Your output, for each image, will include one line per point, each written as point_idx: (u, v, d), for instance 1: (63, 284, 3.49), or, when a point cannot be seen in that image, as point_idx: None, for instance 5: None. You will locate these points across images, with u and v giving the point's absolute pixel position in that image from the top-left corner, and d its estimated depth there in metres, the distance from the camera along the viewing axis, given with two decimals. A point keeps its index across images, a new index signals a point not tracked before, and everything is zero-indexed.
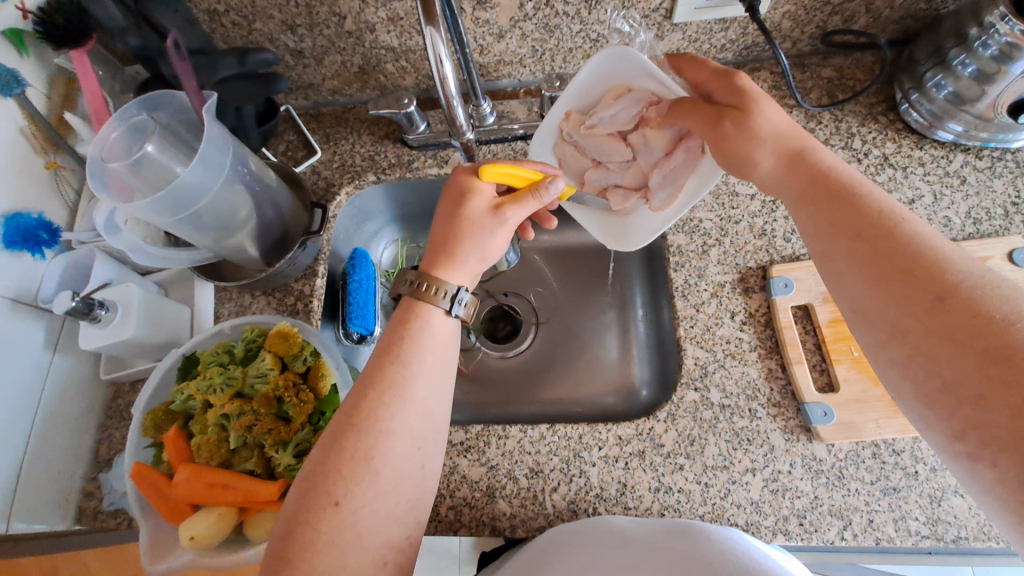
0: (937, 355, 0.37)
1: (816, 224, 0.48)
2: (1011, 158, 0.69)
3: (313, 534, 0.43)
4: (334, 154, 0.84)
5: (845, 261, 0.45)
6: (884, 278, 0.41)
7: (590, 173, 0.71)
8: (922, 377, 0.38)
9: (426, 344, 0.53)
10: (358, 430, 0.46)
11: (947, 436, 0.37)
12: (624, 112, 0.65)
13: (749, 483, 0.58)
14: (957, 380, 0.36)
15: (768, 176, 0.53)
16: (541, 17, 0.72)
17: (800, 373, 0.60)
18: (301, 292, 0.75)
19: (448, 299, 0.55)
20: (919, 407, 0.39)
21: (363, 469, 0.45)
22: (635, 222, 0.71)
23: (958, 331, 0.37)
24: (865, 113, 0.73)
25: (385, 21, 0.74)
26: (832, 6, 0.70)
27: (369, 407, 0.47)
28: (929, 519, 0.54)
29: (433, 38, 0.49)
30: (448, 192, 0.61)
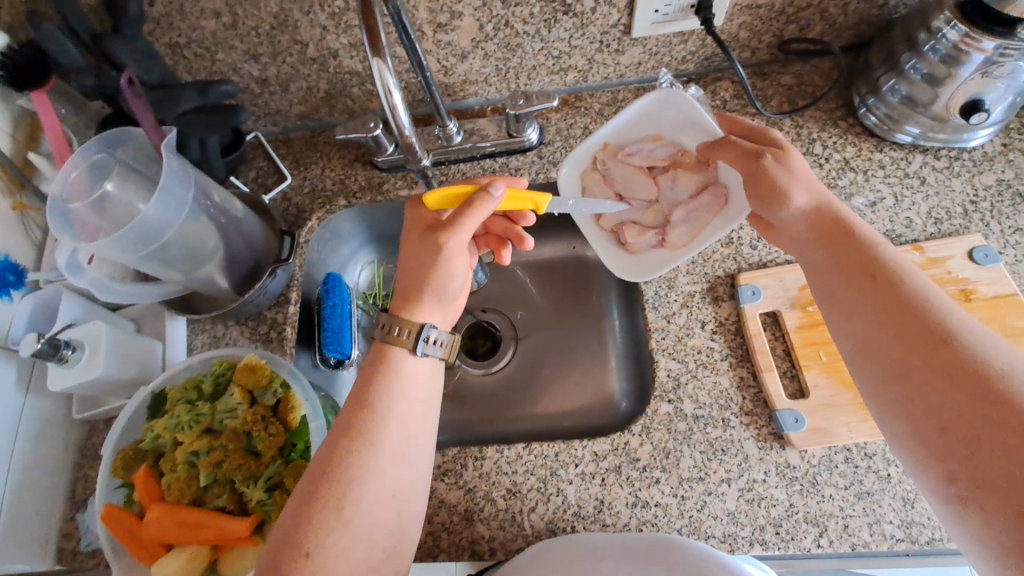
0: (938, 399, 0.40)
1: (833, 265, 0.50)
2: (968, 157, 0.69)
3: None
4: (305, 179, 0.84)
5: (858, 304, 0.47)
6: (893, 324, 0.44)
7: (612, 204, 0.70)
8: (922, 417, 0.40)
9: (396, 389, 0.53)
10: (330, 480, 0.47)
11: (940, 478, 0.39)
12: (660, 153, 0.70)
13: (725, 494, 0.58)
14: (952, 422, 0.39)
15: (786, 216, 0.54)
16: (501, 37, 0.73)
17: (771, 380, 0.60)
18: (275, 320, 0.75)
19: (415, 338, 0.55)
20: (916, 448, 0.41)
21: (333, 518, 0.45)
22: (647, 258, 0.68)
23: (958, 374, 0.39)
24: (825, 118, 0.74)
25: (347, 47, 0.74)
26: (787, 15, 0.71)
27: (340, 456, 0.48)
28: (903, 522, 0.55)
29: (380, 69, 0.48)
30: (404, 232, 0.61)
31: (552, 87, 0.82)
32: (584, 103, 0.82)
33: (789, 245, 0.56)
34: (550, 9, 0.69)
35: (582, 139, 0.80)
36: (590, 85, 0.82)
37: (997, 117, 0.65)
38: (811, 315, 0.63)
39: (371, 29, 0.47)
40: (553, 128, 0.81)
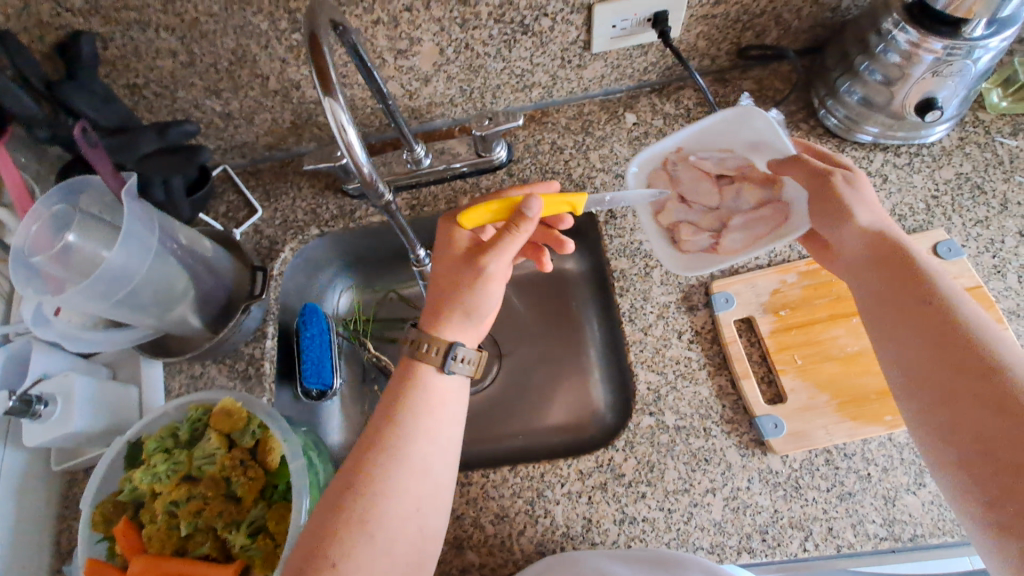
0: (985, 428, 0.41)
1: (886, 291, 0.51)
2: (928, 152, 0.70)
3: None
4: (275, 210, 0.84)
5: (912, 332, 0.48)
6: (947, 354, 0.45)
7: (670, 203, 0.69)
8: (966, 443, 0.42)
9: (422, 406, 0.54)
10: (355, 494, 0.48)
11: (980, 503, 0.41)
12: (731, 162, 0.69)
13: (711, 504, 0.58)
14: (995, 450, 0.41)
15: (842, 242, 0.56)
16: (463, 60, 0.73)
17: (749, 387, 0.61)
18: (252, 356, 0.74)
19: (445, 356, 0.55)
20: (958, 474, 0.43)
21: (358, 530, 0.47)
22: (696, 258, 0.67)
23: (1006, 403, 0.41)
24: (786, 121, 0.75)
25: (309, 77, 0.74)
26: (743, 23, 0.72)
27: (366, 469, 0.50)
28: (885, 520, 0.55)
29: (333, 109, 0.44)
30: (439, 248, 0.61)
31: (518, 104, 0.83)
32: (550, 118, 0.82)
33: (842, 270, 0.57)
34: (508, 29, 0.69)
35: (551, 154, 0.80)
36: (556, 99, 0.83)
37: (952, 111, 0.66)
38: (784, 318, 0.63)
39: (321, 67, 0.44)
40: (521, 145, 0.81)
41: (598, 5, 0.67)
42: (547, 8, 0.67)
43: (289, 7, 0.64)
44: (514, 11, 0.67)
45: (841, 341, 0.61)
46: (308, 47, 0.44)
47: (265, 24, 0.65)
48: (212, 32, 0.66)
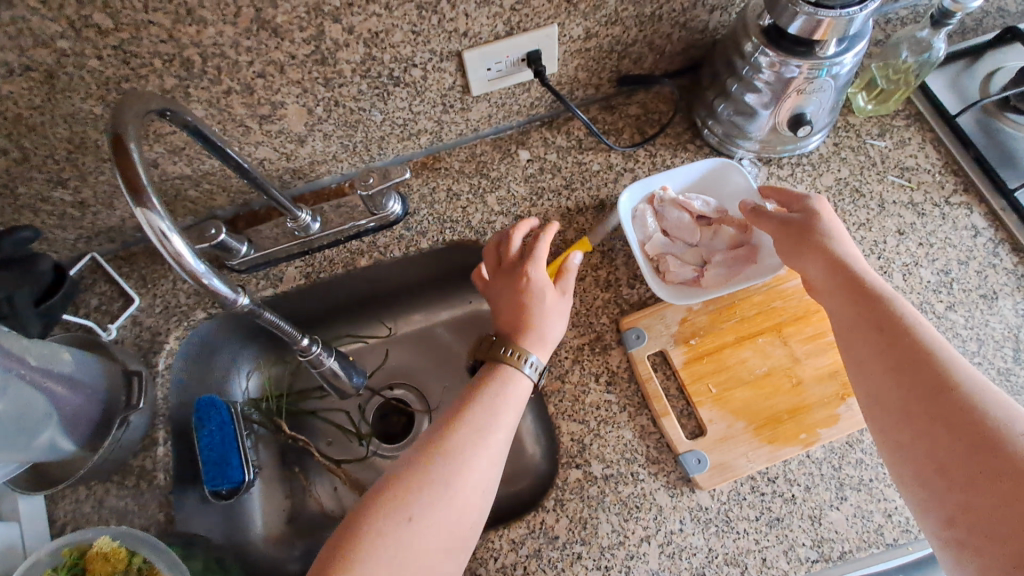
0: (942, 452, 0.44)
1: (848, 314, 0.54)
2: (808, 161, 0.71)
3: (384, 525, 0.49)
4: (155, 297, 0.76)
5: (875, 356, 0.50)
6: (907, 379, 0.48)
7: (657, 238, 0.66)
8: (923, 463, 0.45)
9: (496, 404, 0.57)
10: (437, 458, 0.52)
11: (938, 520, 0.44)
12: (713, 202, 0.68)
13: (647, 554, 0.56)
14: (950, 471, 0.43)
15: (807, 268, 0.58)
16: (336, 117, 0.68)
17: (669, 425, 0.60)
18: (144, 469, 0.68)
19: (526, 362, 0.59)
20: (919, 492, 0.45)
21: (436, 499, 0.50)
22: (680, 290, 0.65)
23: (958, 424, 0.44)
24: (675, 143, 0.75)
25: (166, 154, 0.67)
26: (618, 52, 0.71)
27: (446, 443, 0.54)
28: (814, 541, 0.55)
29: (150, 219, 0.42)
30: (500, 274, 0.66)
31: (408, 152, 0.78)
32: (443, 163, 0.79)
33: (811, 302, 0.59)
34: (378, 83, 0.65)
35: (447, 202, 0.76)
36: (447, 143, 0.79)
37: (825, 121, 0.68)
38: (695, 348, 0.63)
39: (133, 180, 0.42)
40: (416, 195, 0.77)
41: (466, 51, 0.64)
42: (414, 59, 0.64)
43: (121, 88, 0.57)
44: (380, 66, 0.63)
45: (750, 363, 0.61)
46: (116, 164, 0.42)
47: (98, 108, 0.59)
48: (39, 124, 0.59)
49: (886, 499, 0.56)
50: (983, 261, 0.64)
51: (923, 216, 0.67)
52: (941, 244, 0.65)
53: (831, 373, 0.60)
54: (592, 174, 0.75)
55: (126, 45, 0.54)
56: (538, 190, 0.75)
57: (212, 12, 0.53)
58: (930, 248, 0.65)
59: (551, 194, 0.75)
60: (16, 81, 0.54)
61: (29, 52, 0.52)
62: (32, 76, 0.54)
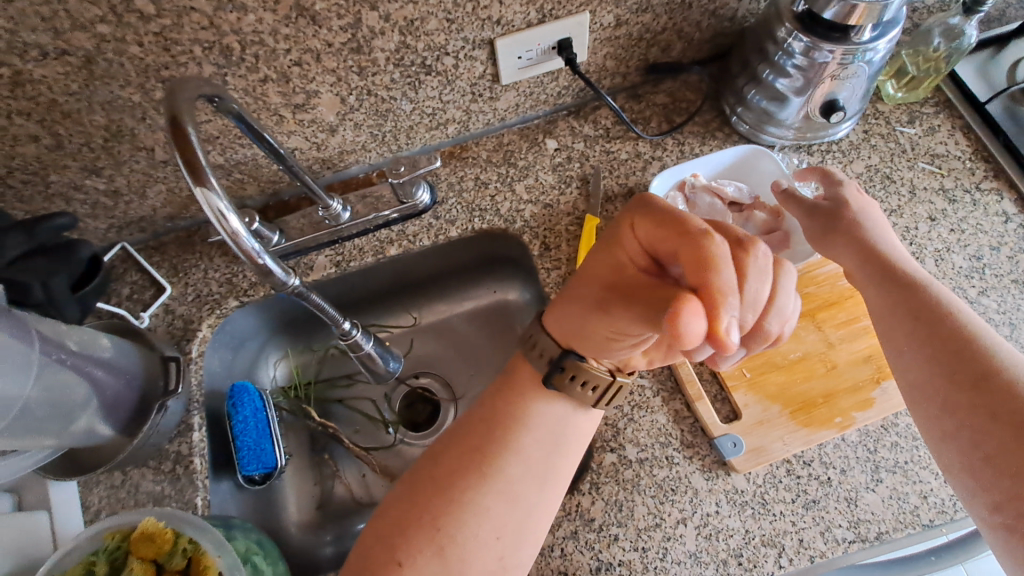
0: (989, 439, 0.45)
1: (886, 301, 0.53)
2: (838, 148, 0.71)
3: (426, 521, 0.51)
4: (186, 286, 0.77)
5: (916, 342, 0.50)
6: (951, 367, 0.48)
7: None
8: (969, 449, 0.46)
9: (533, 422, 0.55)
10: (469, 482, 0.53)
11: (986, 505, 0.45)
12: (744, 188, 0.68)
13: (683, 536, 0.57)
14: (998, 458, 0.44)
15: (841, 254, 0.58)
16: (368, 105, 0.69)
17: (704, 409, 0.60)
18: (179, 454, 0.69)
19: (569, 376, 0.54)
20: (966, 478, 0.46)
21: (467, 522, 0.51)
22: None
23: (1001, 411, 0.44)
24: (703, 131, 0.75)
25: (200, 142, 0.68)
26: (647, 40, 0.72)
27: (480, 465, 0.53)
28: (851, 522, 0.56)
29: (208, 198, 0.43)
30: (603, 244, 0.51)
31: (435, 141, 0.79)
32: (470, 152, 0.79)
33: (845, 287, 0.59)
34: (410, 72, 0.66)
35: (476, 191, 0.77)
36: (474, 132, 0.79)
37: (855, 109, 0.68)
38: None
39: (190, 160, 0.43)
40: (443, 184, 0.78)
41: (499, 38, 0.65)
42: (447, 47, 0.64)
43: (160, 75, 0.58)
44: (413, 54, 0.63)
45: (784, 349, 0.61)
46: (173, 146, 0.43)
47: (136, 95, 0.60)
48: (77, 110, 0.59)
49: (921, 481, 0.57)
50: (1014, 246, 0.64)
51: (954, 202, 0.67)
52: (972, 230, 0.65)
53: (866, 357, 0.60)
54: (620, 162, 0.75)
55: (167, 31, 0.54)
56: (566, 179, 0.76)
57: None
58: (962, 233, 0.65)
59: (578, 183, 0.75)
60: (57, 67, 0.55)
61: (71, 38, 0.53)
62: (72, 62, 0.55)
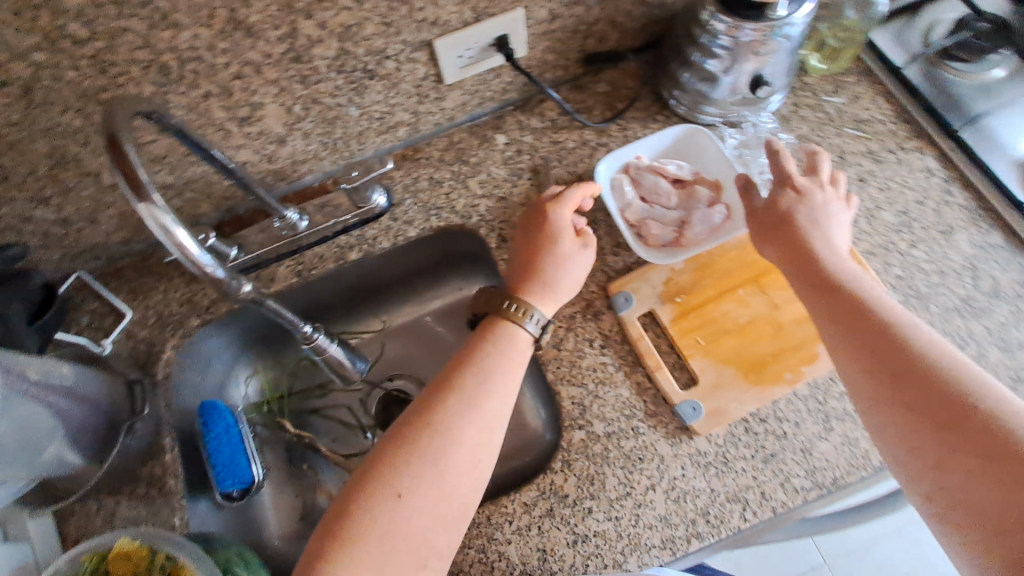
0: (913, 431, 0.46)
1: (819, 303, 0.56)
2: (770, 122, 0.75)
3: (410, 451, 0.53)
4: (148, 309, 0.77)
5: (845, 338, 0.53)
6: (877, 364, 0.50)
7: (637, 203, 0.69)
8: (896, 442, 0.48)
9: (494, 368, 0.58)
10: (429, 432, 0.54)
11: (919, 497, 0.46)
12: (686, 166, 0.71)
13: (653, 501, 0.59)
14: (921, 447, 0.46)
15: (782, 258, 0.61)
16: (315, 114, 0.70)
17: (663, 379, 0.63)
18: (153, 476, 0.68)
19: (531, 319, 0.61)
20: (898, 470, 0.48)
21: (429, 468, 0.52)
22: (662, 250, 0.68)
23: (924, 403, 0.46)
24: (644, 115, 0.78)
25: (148, 163, 0.68)
26: (582, 31, 0.74)
27: (442, 411, 0.55)
28: (808, 471, 0.59)
29: (152, 212, 0.43)
30: (529, 225, 0.67)
31: (387, 145, 0.80)
32: (423, 154, 0.81)
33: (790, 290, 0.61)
34: (353, 77, 0.67)
35: (430, 190, 0.78)
36: (424, 133, 0.81)
37: (783, 82, 0.72)
38: (681, 305, 0.66)
39: (131, 175, 0.43)
40: (399, 186, 0.79)
41: (437, 39, 0.66)
42: (387, 51, 0.65)
43: (100, 98, 0.58)
44: (354, 59, 0.65)
45: (733, 314, 0.65)
46: (113, 164, 0.43)
47: (78, 121, 0.60)
48: (17, 140, 0.59)
49: None
50: (938, 199, 0.68)
51: (880, 163, 0.71)
52: (899, 187, 0.69)
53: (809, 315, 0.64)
54: (568, 151, 0.78)
55: (103, 54, 0.55)
56: (517, 171, 0.78)
57: (187, 15, 0.54)
58: (890, 191, 0.69)
59: (530, 174, 0.77)
60: None
61: (7, 67, 0.53)
62: (7, 92, 0.55)
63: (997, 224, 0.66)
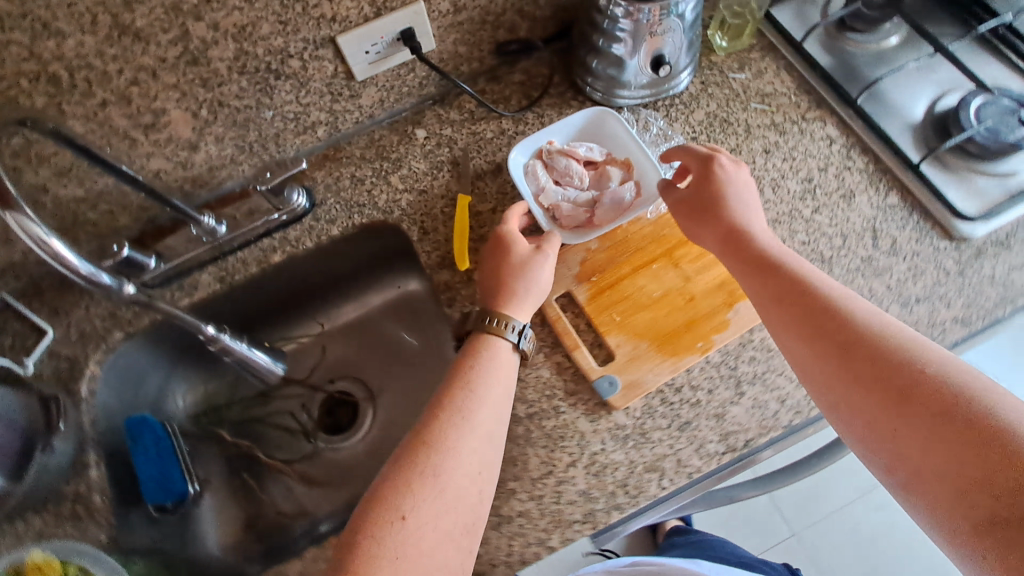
0: (867, 405, 0.47)
1: (759, 284, 0.56)
2: (679, 101, 0.76)
3: (409, 470, 0.50)
4: (70, 326, 0.76)
5: (789, 317, 0.53)
6: (821, 339, 0.50)
7: (550, 187, 0.70)
8: (853, 416, 0.48)
9: (485, 377, 0.57)
10: (427, 447, 0.52)
11: (884, 467, 0.46)
12: (597, 149, 0.72)
13: (574, 477, 0.60)
14: (877, 420, 0.46)
15: (716, 242, 0.61)
16: (224, 118, 0.70)
17: (581, 356, 0.64)
18: (78, 494, 0.67)
19: (514, 331, 0.60)
20: (858, 441, 0.48)
21: (431, 484, 0.50)
22: (576, 231, 0.69)
23: (874, 373, 0.47)
24: (559, 102, 0.80)
25: (54, 177, 0.67)
26: (491, 22, 0.75)
27: (439, 428, 0.53)
28: (721, 436, 0.61)
29: (24, 222, 0.43)
30: (484, 247, 0.67)
31: (307, 146, 0.79)
32: (344, 152, 0.80)
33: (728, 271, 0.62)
34: (257, 78, 0.67)
35: (353, 188, 0.78)
36: (345, 132, 0.80)
37: (686, 60, 0.73)
38: (596, 283, 0.67)
39: None
40: (321, 186, 0.79)
41: (339, 35, 0.66)
42: (288, 50, 0.65)
43: None
44: (254, 60, 0.65)
45: (647, 289, 0.66)
46: None
47: None
48: None
49: (778, 388, 0.62)
50: (839, 166, 0.71)
51: (784, 135, 0.73)
52: (802, 157, 0.71)
53: (719, 284, 0.65)
54: (486, 141, 0.78)
55: None
56: (437, 164, 0.78)
57: (68, 22, 0.54)
58: (794, 161, 0.71)
59: (450, 166, 0.78)
60: None
61: None
62: None
63: (895, 186, 0.69)
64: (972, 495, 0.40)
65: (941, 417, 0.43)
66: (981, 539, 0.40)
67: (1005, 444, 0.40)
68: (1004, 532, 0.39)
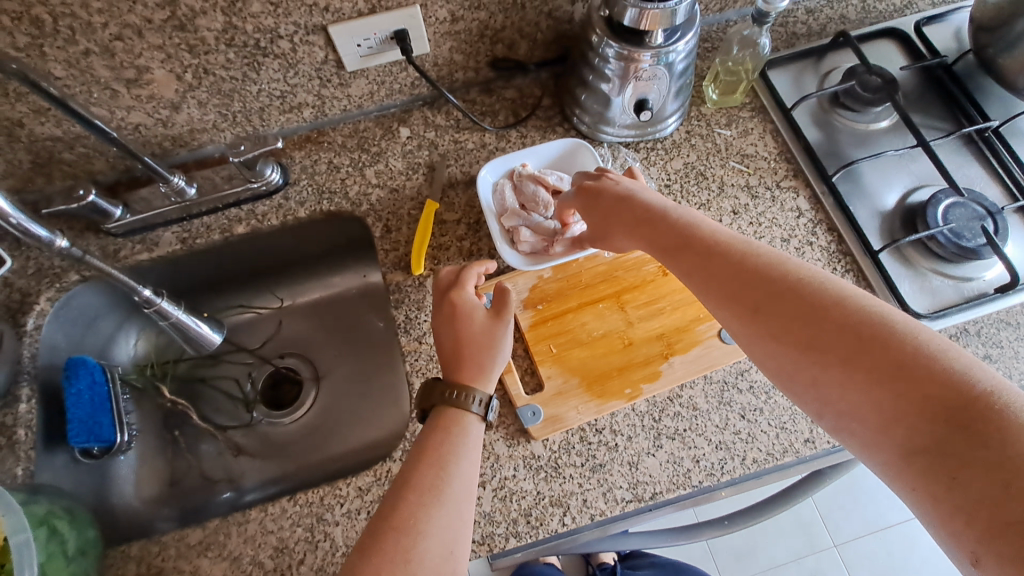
0: (785, 358, 0.45)
1: (672, 257, 0.54)
2: (661, 146, 0.77)
3: (376, 561, 0.44)
4: (28, 260, 0.76)
5: (717, 283, 0.50)
6: (731, 299, 0.49)
7: (515, 210, 0.72)
8: (778, 371, 0.46)
9: (456, 449, 0.53)
10: (396, 533, 0.46)
11: (819, 415, 0.45)
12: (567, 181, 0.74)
13: (481, 498, 0.61)
14: (800, 371, 0.44)
15: (628, 236, 0.59)
16: (209, 85, 0.70)
17: (511, 381, 0.64)
18: (3, 425, 0.68)
19: (480, 404, 0.56)
20: (790, 394, 0.46)
21: (402, 574, 0.44)
22: (532, 257, 0.71)
23: (785, 325, 0.45)
24: (544, 126, 0.80)
25: (31, 114, 0.68)
26: (489, 36, 0.75)
27: (408, 510, 0.48)
28: (630, 484, 0.61)
29: None
30: (438, 315, 0.63)
31: (292, 125, 0.80)
32: (326, 138, 0.81)
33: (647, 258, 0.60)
34: (245, 53, 0.68)
35: (328, 173, 0.79)
36: (331, 117, 0.81)
37: (672, 107, 0.74)
38: (541, 312, 0.67)
39: None
40: (297, 167, 0.80)
41: (331, 25, 0.67)
42: (279, 30, 0.66)
43: None
44: (243, 34, 0.65)
45: (589, 326, 0.67)
46: None
47: None
48: None
49: (695, 447, 0.63)
50: (802, 239, 0.71)
51: (755, 198, 0.73)
52: (768, 223, 0.72)
53: (659, 334, 0.66)
54: (466, 151, 0.79)
55: None
56: (414, 166, 0.79)
57: None
58: (759, 226, 0.72)
59: (425, 170, 0.78)
60: None
61: None
62: None
63: (853, 269, 0.69)
64: (903, 424, 0.38)
65: (855, 354, 0.41)
66: (953, 500, 0.35)
67: (958, 389, 0.37)
68: (938, 458, 0.37)
